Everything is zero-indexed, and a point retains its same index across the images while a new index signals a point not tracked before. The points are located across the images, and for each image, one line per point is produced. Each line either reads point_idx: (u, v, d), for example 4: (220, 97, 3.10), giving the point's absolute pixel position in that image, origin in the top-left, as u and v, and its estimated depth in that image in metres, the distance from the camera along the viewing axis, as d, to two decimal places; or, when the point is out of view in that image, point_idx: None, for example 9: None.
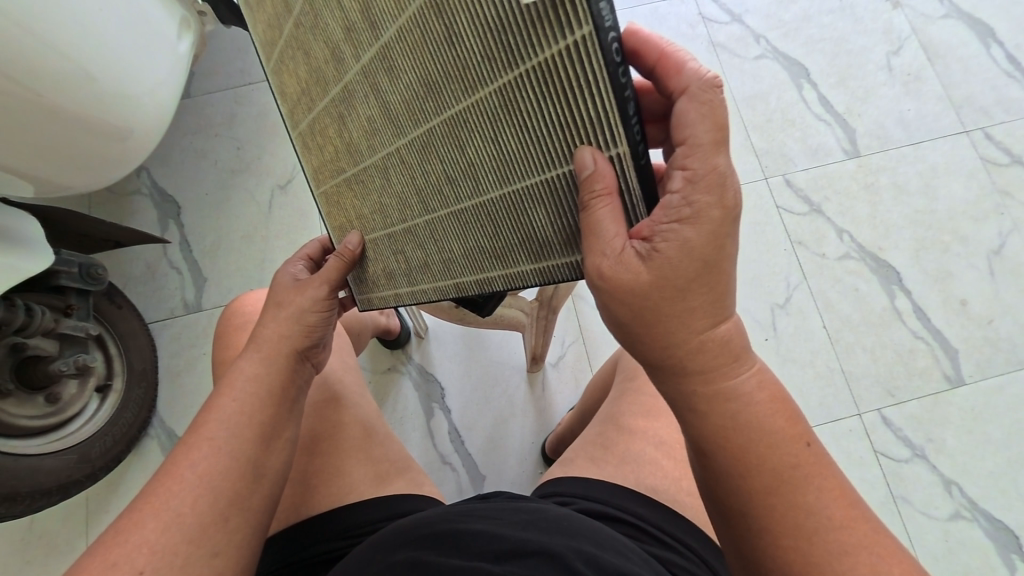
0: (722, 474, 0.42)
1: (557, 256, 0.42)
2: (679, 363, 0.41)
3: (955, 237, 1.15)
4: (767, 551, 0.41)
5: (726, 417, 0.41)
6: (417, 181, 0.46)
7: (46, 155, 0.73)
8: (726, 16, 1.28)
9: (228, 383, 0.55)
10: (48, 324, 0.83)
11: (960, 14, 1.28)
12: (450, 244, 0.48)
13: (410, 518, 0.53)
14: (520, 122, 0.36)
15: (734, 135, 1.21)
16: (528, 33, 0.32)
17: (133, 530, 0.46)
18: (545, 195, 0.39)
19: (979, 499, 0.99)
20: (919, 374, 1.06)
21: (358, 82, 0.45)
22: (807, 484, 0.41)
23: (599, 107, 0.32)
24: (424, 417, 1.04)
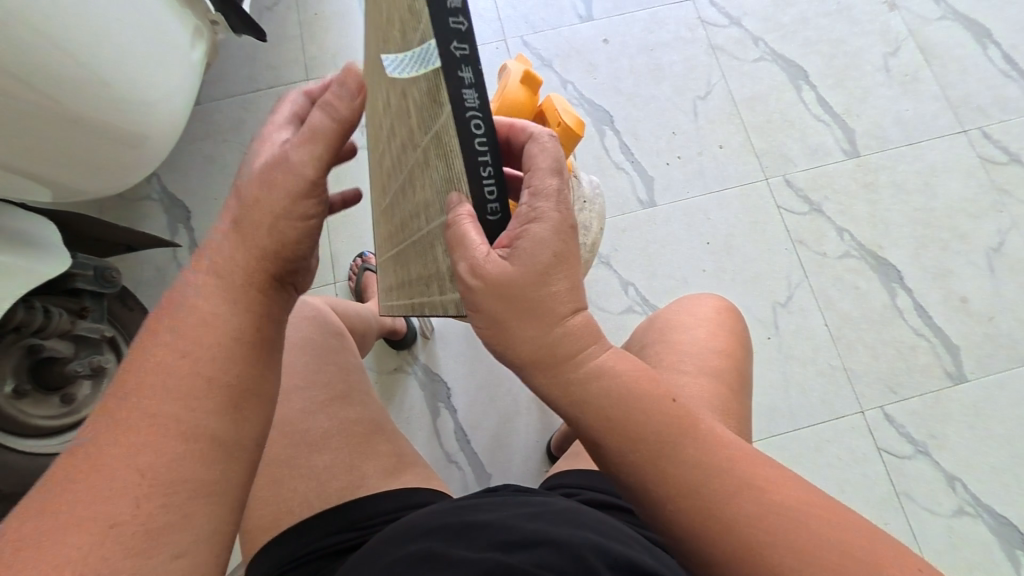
0: (622, 476, 0.41)
1: (448, 294, 0.44)
2: (551, 363, 0.41)
3: (954, 234, 1.16)
4: (692, 545, 0.39)
5: (597, 399, 0.41)
6: (397, 207, 0.53)
7: (64, 163, 0.75)
8: (725, 20, 1.30)
9: (184, 322, 0.45)
10: (64, 325, 0.85)
11: (956, 15, 1.30)
12: (408, 263, 0.54)
13: (420, 514, 0.54)
14: (430, 172, 0.40)
15: (733, 135, 1.22)
16: (429, 102, 0.36)
17: (67, 517, 0.36)
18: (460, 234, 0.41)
19: (983, 495, 1.00)
20: (921, 371, 1.07)
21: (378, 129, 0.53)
22: (683, 445, 0.40)
23: (459, 167, 0.34)
24: (429, 415, 1.06)
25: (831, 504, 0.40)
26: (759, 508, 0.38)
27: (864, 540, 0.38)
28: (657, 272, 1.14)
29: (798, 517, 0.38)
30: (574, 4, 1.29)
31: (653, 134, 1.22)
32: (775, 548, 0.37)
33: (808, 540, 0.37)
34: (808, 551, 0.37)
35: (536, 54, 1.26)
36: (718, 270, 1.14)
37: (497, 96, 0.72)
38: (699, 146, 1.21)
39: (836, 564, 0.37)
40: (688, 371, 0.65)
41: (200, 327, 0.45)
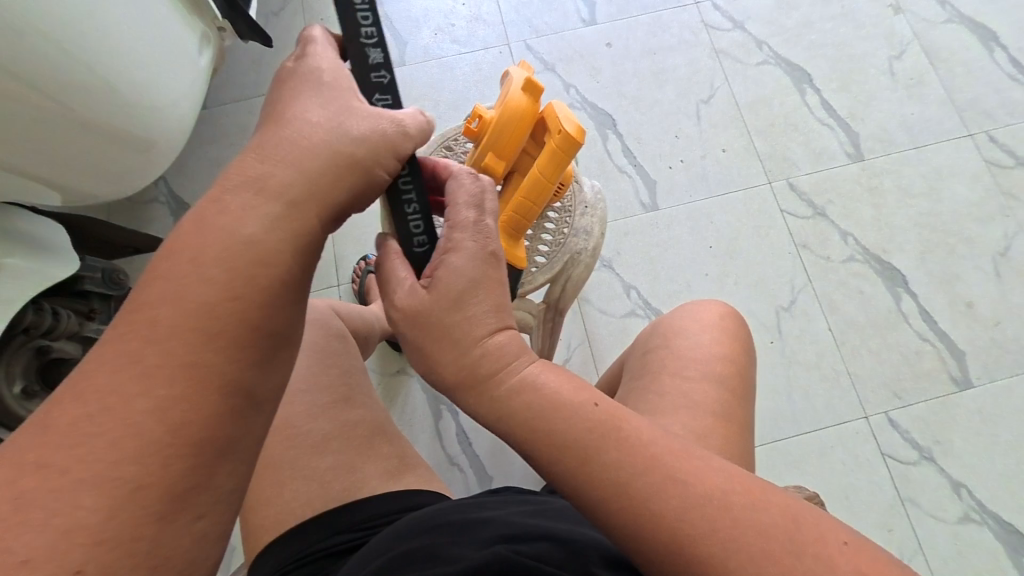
0: (558, 484, 0.43)
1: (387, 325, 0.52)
2: (478, 379, 0.45)
3: (960, 239, 1.15)
4: (629, 543, 0.40)
5: (521, 412, 0.44)
6: None
7: (79, 169, 0.77)
8: (728, 24, 1.30)
9: (212, 251, 0.38)
10: (72, 326, 0.87)
11: (961, 18, 1.29)
12: None
13: (421, 512, 0.55)
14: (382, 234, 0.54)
15: (736, 139, 1.22)
16: None
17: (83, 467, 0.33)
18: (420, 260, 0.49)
19: (989, 502, 0.99)
20: (926, 376, 1.06)
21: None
22: (607, 448, 0.42)
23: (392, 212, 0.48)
24: (432, 418, 1.06)
25: (765, 494, 0.40)
26: (687, 500, 0.39)
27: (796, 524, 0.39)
28: (660, 276, 1.14)
29: (725, 505, 0.39)
30: (577, 8, 1.30)
31: (656, 138, 1.22)
32: (702, 538, 0.38)
33: (740, 526, 0.38)
34: (733, 539, 0.38)
35: (540, 58, 1.26)
36: (721, 274, 1.14)
37: (499, 101, 0.72)
38: (701, 149, 1.21)
39: (764, 550, 0.37)
40: (691, 377, 0.66)
41: (255, 259, 0.39)
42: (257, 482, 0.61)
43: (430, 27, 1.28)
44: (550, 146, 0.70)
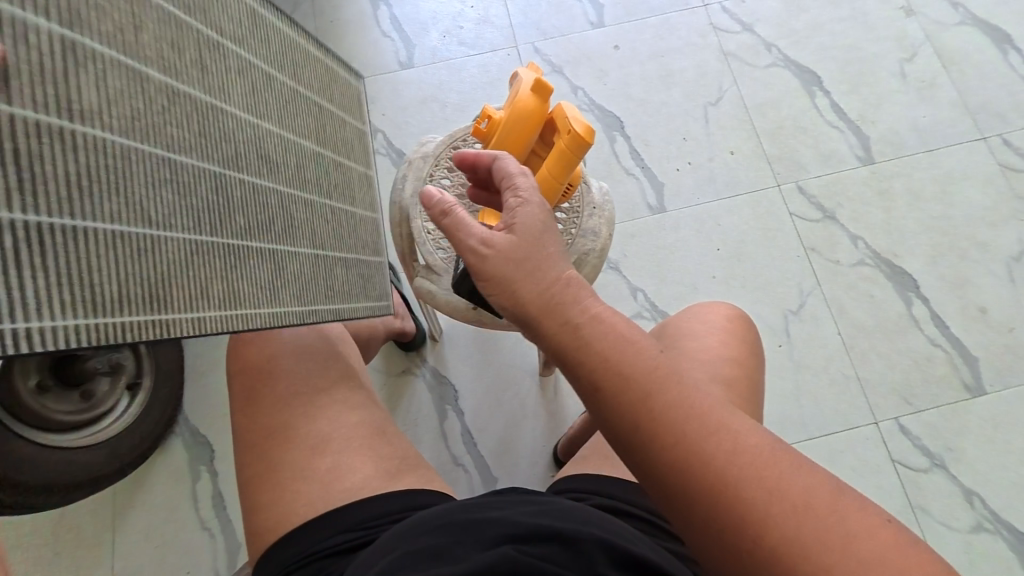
0: (603, 415, 0.45)
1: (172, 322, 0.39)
2: (549, 312, 0.48)
3: (973, 244, 1.13)
4: (661, 480, 0.42)
5: (589, 346, 0.46)
6: (275, 216, 0.51)
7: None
8: (737, 26, 1.30)
9: None
10: None
11: (975, 20, 1.28)
12: (278, 276, 0.51)
13: (434, 508, 0.55)
14: (161, 194, 0.39)
15: (745, 142, 1.22)
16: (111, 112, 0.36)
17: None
18: (93, 247, 0.34)
19: (1002, 511, 0.97)
20: (938, 382, 1.05)
21: (260, 89, 0.51)
22: (663, 390, 0.43)
23: (79, 172, 0.33)
24: (437, 418, 1.06)
25: (817, 470, 0.40)
26: (737, 452, 0.40)
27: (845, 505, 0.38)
28: (667, 279, 1.13)
29: (774, 467, 0.40)
30: (585, 10, 1.30)
31: (663, 140, 1.22)
32: (744, 489, 0.39)
33: (784, 491, 0.39)
34: (776, 498, 0.39)
35: (547, 61, 1.27)
36: (728, 277, 1.13)
37: (508, 102, 0.72)
38: (709, 151, 1.21)
39: (805, 516, 0.38)
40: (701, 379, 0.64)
41: None
42: (262, 481, 0.62)
43: (439, 30, 1.29)
44: (558, 147, 0.70)
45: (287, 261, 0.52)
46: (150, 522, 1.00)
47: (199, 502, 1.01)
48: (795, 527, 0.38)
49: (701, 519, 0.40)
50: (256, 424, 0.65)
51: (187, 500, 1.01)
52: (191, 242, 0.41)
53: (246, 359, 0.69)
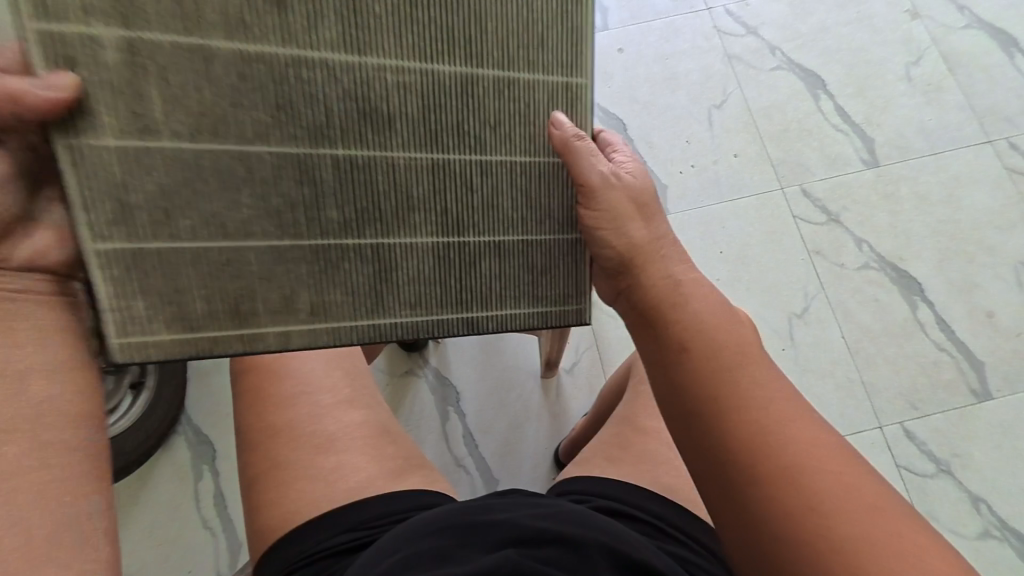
0: (670, 376, 0.49)
1: (292, 323, 0.50)
2: (641, 275, 0.55)
3: (980, 247, 1.13)
4: (709, 446, 0.45)
5: (678, 315, 0.51)
6: (412, 203, 0.53)
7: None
8: (741, 29, 1.30)
9: None
10: None
11: (981, 23, 1.27)
12: (414, 272, 0.54)
13: (440, 509, 0.55)
14: (287, 211, 0.48)
15: (749, 144, 1.21)
16: (247, 141, 0.47)
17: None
18: (245, 265, 0.48)
19: (1010, 518, 0.96)
20: (945, 387, 1.04)
21: (452, 73, 0.52)
22: (750, 365, 0.48)
23: (216, 205, 0.46)
24: (439, 419, 1.06)
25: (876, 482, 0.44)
26: (802, 436, 0.44)
27: (885, 504, 0.42)
28: None
29: (829, 456, 0.44)
30: None
31: (667, 143, 1.22)
32: (795, 469, 0.43)
33: (833, 478, 0.43)
34: (823, 484, 0.42)
35: None
36: (733, 280, 1.13)
37: None
38: (714, 154, 1.21)
39: (847, 501, 0.42)
40: None
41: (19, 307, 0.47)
42: (265, 480, 0.62)
43: None
44: None
45: (424, 261, 0.54)
46: (153, 520, 1.00)
47: (202, 501, 1.02)
48: (840, 526, 0.41)
49: (745, 495, 0.43)
50: (259, 423, 0.65)
51: (190, 499, 1.01)
52: (332, 248, 0.50)
53: (245, 358, 0.68)
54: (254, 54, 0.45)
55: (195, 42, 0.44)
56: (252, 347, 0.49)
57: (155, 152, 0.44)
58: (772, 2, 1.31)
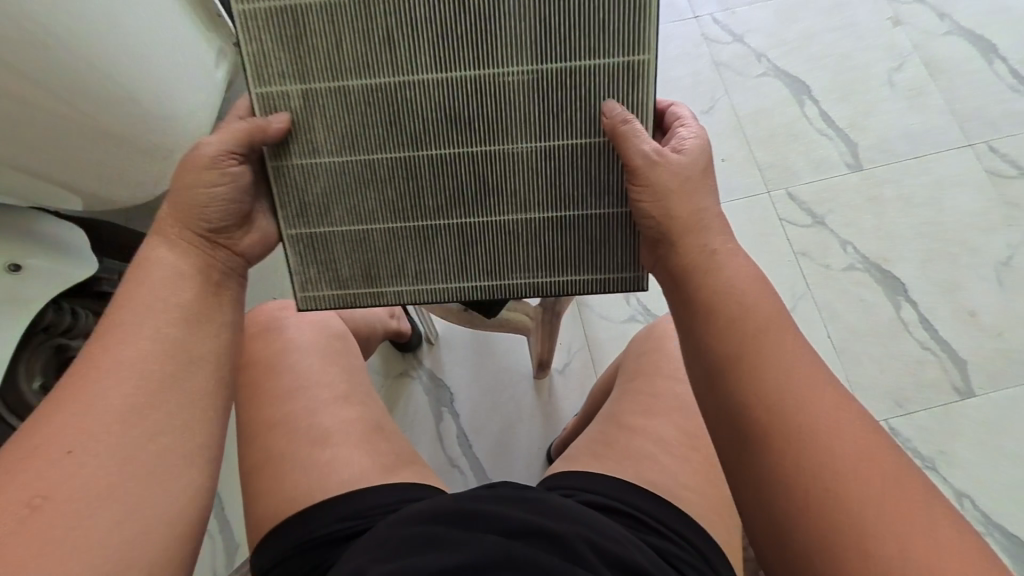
0: (701, 344, 0.51)
1: (400, 285, 0.66)
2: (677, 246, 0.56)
3: (963, 248, 1.15)
4: (734, 413, 0.48)
5: (703, 288, 0.53)
6: (482, 183, 0.61)
7: (81, 168, 0.81)
8: (728, 37, 1.33)
9: (145, 268, 0.55)
10: (90, 326, 0.93)
11: (962, 30, 1.30)
12: (486, 245, 0.64)
13: (434, 500, 0.56)
14: (388, 198, 0.61)
15: (737, 149, 1.24)
16: (358, 144, 0.59)
17: (96, 381, 0.48)
18: (367, 241, 0.63)
19: (994, 513, 0.98)
20: (929, 385, 1.06)
21: (520, 69, 0.56)
22: (778, 336, 0.49)
23: (343, 198, 0.61)
24: (433, 420, 1.08)
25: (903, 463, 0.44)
26: (826, 411, 0.46)
27: (906, 482, 0.43)
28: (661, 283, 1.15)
29: (853, 434, 0.45)
30: None
31: None
32: (815, 442, 0.44)
33: (854, 453, 0.44)
34: (841, 458, 0.43)
35: None
36: None
37: None
38: None
39: (864, 478, 0.43)
40: (683, 378, 0.73)
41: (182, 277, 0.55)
42: (263, 472, 0.64)
43: None
44: None
45: (492, 236, 0.63)
46: None
47: None
48: (854, 502, 0.42)
49: (762, 463, 0.46)
50: (257, 417, 0.67)
51: None
52: (422, 226, 0.63)
53: (243, 356, 0.72)
54: (371, 77, 0.57)
55: (335, 74, 0.57)
56: (382, 301, 0.67)
57: (305, 164, 0.60)
58: (759, 11, 1.34)
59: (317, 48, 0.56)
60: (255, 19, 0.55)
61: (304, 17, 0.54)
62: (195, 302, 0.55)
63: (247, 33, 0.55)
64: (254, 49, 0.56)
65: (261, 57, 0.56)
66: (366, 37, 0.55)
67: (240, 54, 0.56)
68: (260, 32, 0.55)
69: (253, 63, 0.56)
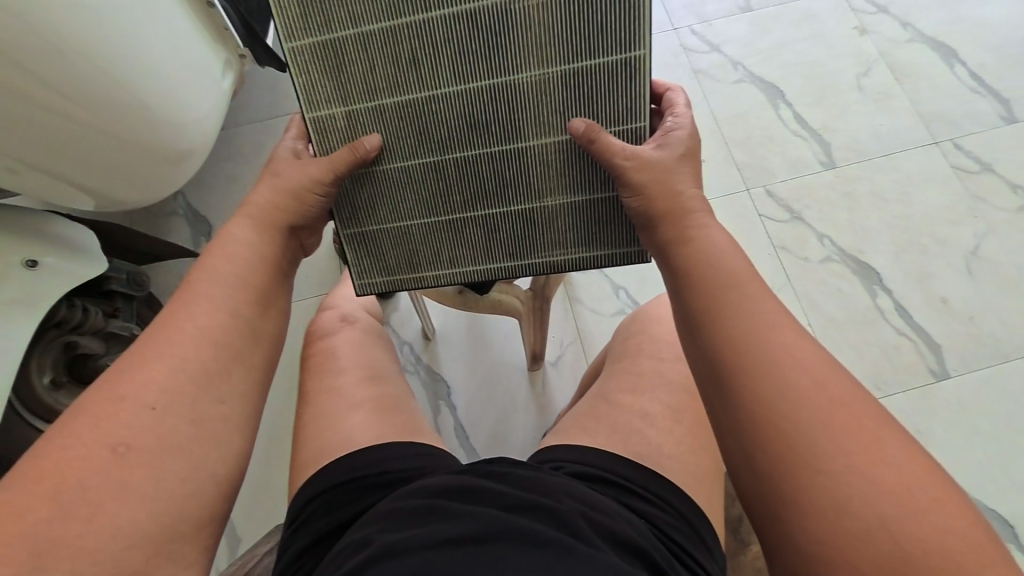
0: (685, 307, 0.54)
1: (439, 271, 0.75)
2: (672, 222, 0.59)
3: (933, 239, 1.21)
4: (710, 358, 0.50)
5: (689, 259, 0.56)
6: (504, 177, 0.68)
7: (99, 171, 0.89)
8: (706, 47, 1.41)
9: (219, 241, 0.60)
10: (98, 322, 0.98)
11: (924, 37, 1.39)
12: (510, 233, 0.71)
13: (437, 478, 0.58)
14: (424, 196, 0.69)
15: (717, 150, 1.31)
16: (394, 152, 0.66)
17: (168, 340, 0.52)
18: (407, 234, 0.72)
19: (972, 490, 1.02)
20: (906, 368, 1.10)
21: (531, 75, 0.62)
22: (761, 300, 0.51)
23: (385, 198, 0.69)
24: (431, 413, 1.12)
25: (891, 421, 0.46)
26: (812, 372, 0.47)
27: (860, 408, 0.46)
28: (647, 277, 1.20)
29: (840, 393, 0.46)
30: None
31: None
32: (780, 376, 0.47)
33: (835, 413, 0.45)
34: (800, 388, 0.46)
35: None
36: None
37: None
38: None
39: (821, 405, 0.45)
40: (666, 358, 0.78)
41: (254, 258, 0.60)
42: None
43: None
44: None
45: (515, 226, 0.71)
46: None
47: None
48: (838, 454, 0.44)
49: (734, 401, 0.48)
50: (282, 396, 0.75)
51: None
52: (456, 220, 0.71)
53: None
54: (402, 93, 0.63)
55: (371, 95, 0.63)
56: (424, 284, 0.76)
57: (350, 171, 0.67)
58: (734, 22, 1.43)
59: (355, 74, 0.62)
60: (303, 56, 0.61)
61: (342, 48, 0.61)
62: (268, 280, 0.60)
63: (296, 68, 0.62)
64: (304, 82, 0.63)
65: (309, 88, 0.63)
66: (395, 60, 0.61)
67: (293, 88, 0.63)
68: (306, 66, 0.62)
69: (305, 94, 0.63)
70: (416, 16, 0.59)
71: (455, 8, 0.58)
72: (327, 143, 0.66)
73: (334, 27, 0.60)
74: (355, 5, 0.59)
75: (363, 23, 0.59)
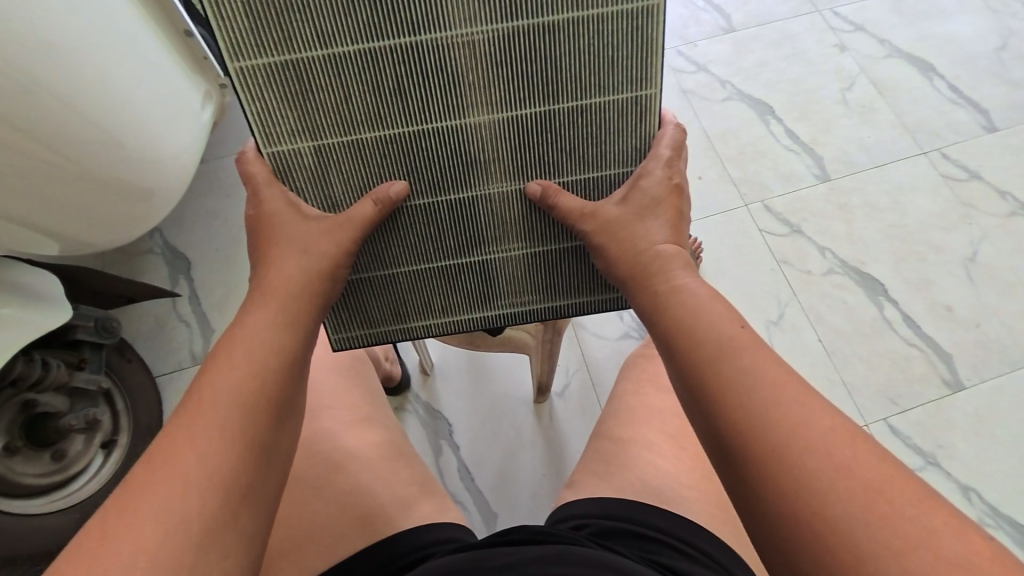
0: (687, 369, 0.51)
1: (428, 318, 0.71)
2: (642, 279, 0.58)
3: (930, 248, 1.21)
4: (722, 439, 0.47)
5: (674, 316, 0.54)
6: (502, 217, 0.64)
7: (69, 216, 0.82)
8: (692, 67, 1.42)
9: (232, 334, 0.54)
10: (60, 377, 0.89)
11: (900, 53, 1.43)
12: (506, 276, 0.68)
13: (436, 561, 0.51)
14: (413, 242, 0.65)
15: (711, 167, 1.30)
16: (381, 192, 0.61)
17: (171, 475, 0.44)
18: (394, 286, 0.67)
19: (1001, 505, 0.99)
20: (918, 380, 1.08)
21: (533, 109, 0.58)
22: (753, 353, 0.49)
23: (371, 247, 0.64)
24: (433, 454, 1.04)
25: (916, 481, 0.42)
26: (829, 445, 0.43)
27: (891, 476, 0.42)
28: None
29: (866, 466, 0.42)
30: None
31: None
32: (795, 457, 0.43)
33: (861, 489, 0.41)
34: (819, 470, 0.42)
35: None
36: None
37: None
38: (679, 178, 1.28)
39: (853, 494, 0.41)
40: None
41: (262, 352, 0.53)
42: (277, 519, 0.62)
43: None
44: None
45: (510, 272, 0.68)
46: None
47: None
48: (880, 540, 0.39)
49: (760, 488, 0.44)
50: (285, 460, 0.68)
51: None
52: (448, 266, 0.67)
53: None
54: (387, 128, 0.58)
55: (350, 128, 0.58)
56: (413, 335, 0.72)
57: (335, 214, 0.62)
58: (717, 43, 1.44)
59: (326, 104, 0.56)
60: (255, 78, 0.54)
61: (307, 71, 0.54)
62: (282, 384, 0.53)
63: (251, 94, 0.55)
64: (260, 110, 0.56)
65: (267, 118, 0.56)
66: (375, 89, 0.56)
67: (247, 117, 0.56)
68: (263, 92, 0.55)
69: (263, 126, 0.57)
70: (401, 42, 0.54)
71: (447, 34, 0.54)
72: (298, 180, 0.60)
73: (297, 46, 0.53)
74: (327, 26, 0.52)
75: (335, 45, 0.53)
